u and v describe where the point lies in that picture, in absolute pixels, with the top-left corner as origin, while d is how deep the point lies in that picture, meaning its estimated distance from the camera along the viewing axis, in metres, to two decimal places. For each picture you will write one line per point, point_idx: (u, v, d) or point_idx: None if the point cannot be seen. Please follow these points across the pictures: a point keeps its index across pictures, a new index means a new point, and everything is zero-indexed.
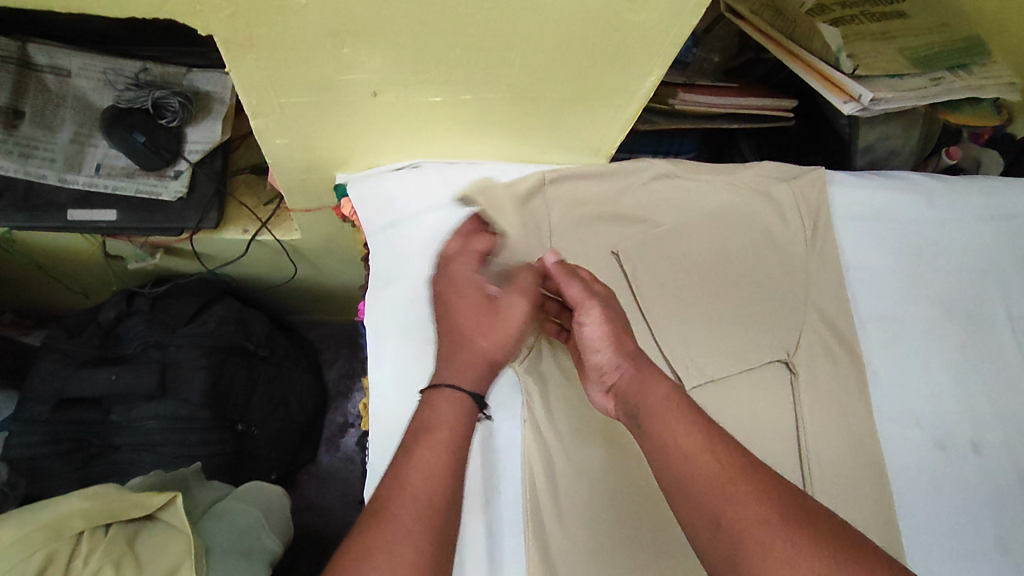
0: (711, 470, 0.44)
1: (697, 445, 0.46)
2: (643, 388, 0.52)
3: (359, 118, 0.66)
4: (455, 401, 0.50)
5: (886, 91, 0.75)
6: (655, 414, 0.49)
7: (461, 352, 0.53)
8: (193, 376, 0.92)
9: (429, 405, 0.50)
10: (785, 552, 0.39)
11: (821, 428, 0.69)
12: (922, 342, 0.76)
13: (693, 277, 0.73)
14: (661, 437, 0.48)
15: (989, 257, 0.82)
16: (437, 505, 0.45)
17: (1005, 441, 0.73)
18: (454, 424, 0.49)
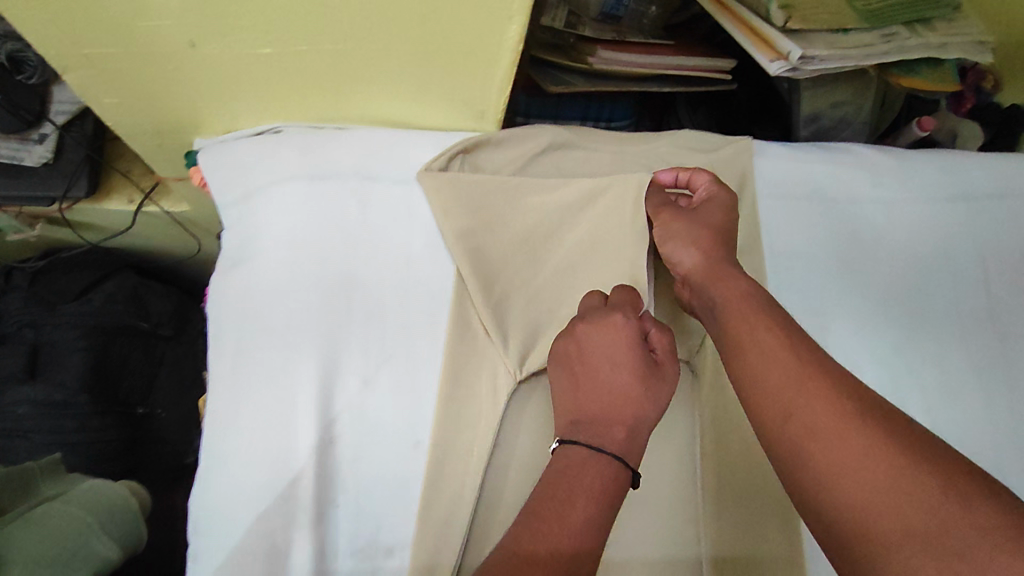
0: (794, 362, 0.44)
1: (769, 334, 0.47)
2: (721, 284, 0.51)
3: (189, 75, 0.57)
4: (599, 468, 0.45)
5: (822, 47, 0.65)
6: (739, 304, 0.49)
7: (581, 418, 0.48)
8: (70, 358, 0.86)
9: (565, 475, 0.45)
10: (843, 441, 0.40)
11: (743, 437, 0.61)
12: (854, 341, 0.67)
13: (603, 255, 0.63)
14: (741, 327, 0.48)
15: (940, 243, 0.72)
16: (597, 520, 0.43)
17: None
18: (600, 498, 0.44)
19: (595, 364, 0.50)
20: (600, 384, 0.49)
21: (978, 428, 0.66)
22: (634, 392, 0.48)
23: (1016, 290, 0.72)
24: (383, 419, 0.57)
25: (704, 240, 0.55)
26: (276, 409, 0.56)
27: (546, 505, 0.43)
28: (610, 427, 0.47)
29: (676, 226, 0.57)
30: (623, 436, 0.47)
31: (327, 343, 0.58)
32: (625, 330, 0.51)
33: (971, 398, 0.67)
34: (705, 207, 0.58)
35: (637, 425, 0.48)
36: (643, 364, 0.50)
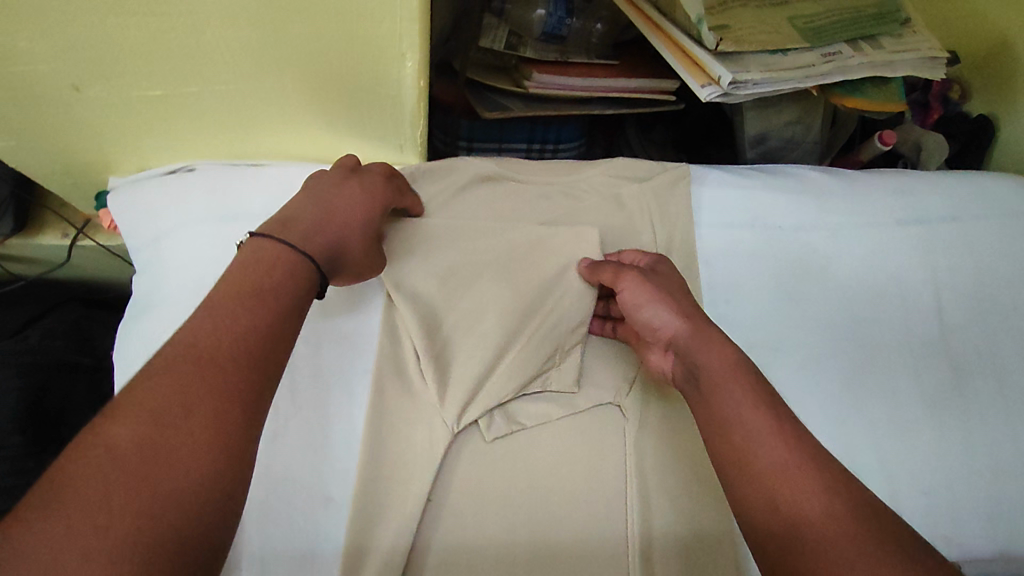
0: (788, 454, 0.42)
1: (761, 418, 0.44)
2: (707, 356, 0.49)
3: (83, 118, 0.54)
4: (280, 243, 0.46)
5: (756, 70, 0.62)
6: (727, 379, 0.47)
7: (290, 220, 0.48)
8: (4, 396, 0.82)
9: (267, 258, 0.44)
10: (845, 554, 0.37)
11: (679, 470, 0.57)
12: (798, 375, 0.64)
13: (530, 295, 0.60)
14: (730, 406, 0.45)
15: (890, 269, 0.69)
16: (167, 456, 0.34)
17: (888, 492, 0.62)
18: (266, 289, 0.43)
19: (332, 201, 0.51)
20: (320, 215, 0.49)
21: (928, 467, 0.63)
22: (342, 225, 0.50)
23: (972, 318, 0.69)
24: (290, 475, 0.53)
25: (680, 307, 0.53)
26: None
27: (259, 254, 0.45)
28: (307, 230, 0.48)
29: (647, 292, 0.54)
30: (323, 237, 0.48)
31: None
32: (360, 191, 0.53)
33: (922, 434, 0.64)
34: (664, 271, 0.57)
35: (342, 243, 0.50)
36: (359, 216, 0.52)
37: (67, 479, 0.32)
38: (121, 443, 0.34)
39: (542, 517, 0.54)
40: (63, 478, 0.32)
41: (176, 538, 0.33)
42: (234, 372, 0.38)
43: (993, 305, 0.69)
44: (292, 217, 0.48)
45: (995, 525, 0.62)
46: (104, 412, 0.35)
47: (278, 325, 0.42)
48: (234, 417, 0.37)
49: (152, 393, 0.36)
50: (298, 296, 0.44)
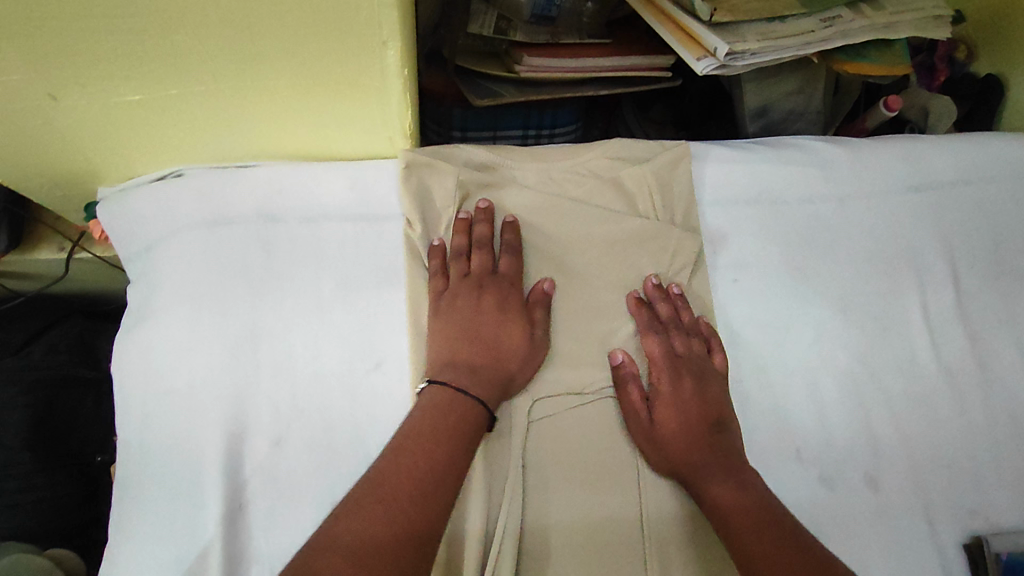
0: (750, 524, 0.49)
1: (733, 505, 0.50)
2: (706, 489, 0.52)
3: (63, 129, 0.54)
4: (447, 413, 0.50)
5: (753, 40, 0.60)
6: (719, 497, 0.51)
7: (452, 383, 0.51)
8: (8, 415, 0.82)
9: (449, 404, 0.50)
10: None
11: None
12: (809, 354, 0.62)
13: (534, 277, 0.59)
14: (721, 514, 0.51)
15: (902, 238, 0.67)
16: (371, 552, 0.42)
17: (911, 470, 0.60)
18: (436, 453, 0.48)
19: (475, 312, 0.55)
20: (477, 339, 0.54)
21: (949, 440, 0.61)
22: (496, 359, 0.54)
23: (989, 285, 0.66)
24: (295, 480, 0.53)
25: (665, 450, 0.55)
26: (181, 477, 0.53)
27: (447, 403, 0.51)
28: (469, 369, 0.53)
29: (647, 432, 0.55)
30: (478, 362, 0.53)
31: (238, 403, 0.54)
32: (492, 299, 0.56)
33: (941, 407, 0.62)
34: (659, 409, 0.56)
35: (500, 373, 0.54)
36: (506, 327, 0.55)
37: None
38: (337, 547, 0.42)
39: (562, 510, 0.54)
40: None
41: None
42: (456, 465, 0.48)
43: (1009, 270, 0.67)
44: (454, 342, 0.54)
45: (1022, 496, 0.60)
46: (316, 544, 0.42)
47: (442, 399, 0.51)
48: (414, 496, 0.45)
49: (347, 524, 0.43)
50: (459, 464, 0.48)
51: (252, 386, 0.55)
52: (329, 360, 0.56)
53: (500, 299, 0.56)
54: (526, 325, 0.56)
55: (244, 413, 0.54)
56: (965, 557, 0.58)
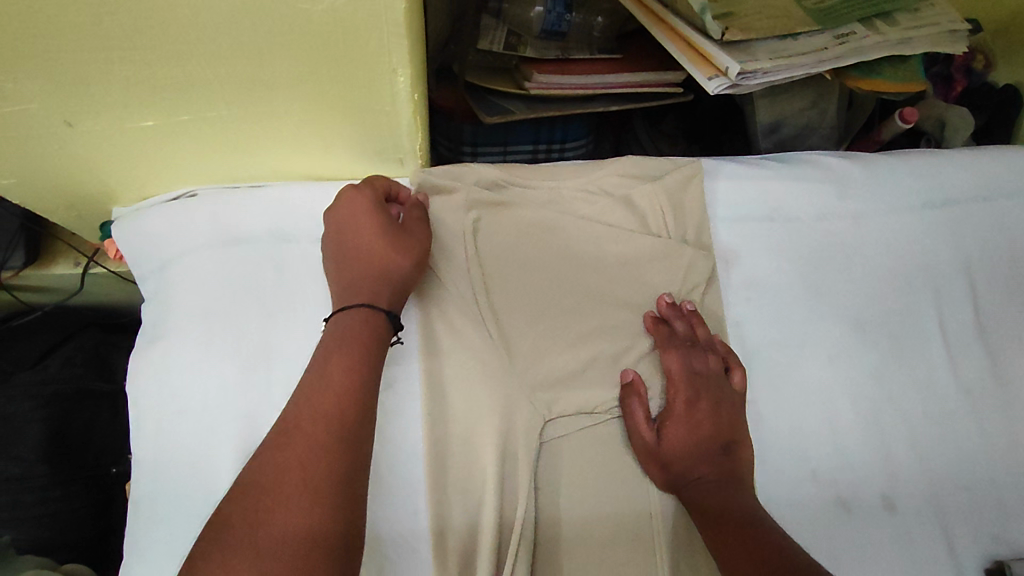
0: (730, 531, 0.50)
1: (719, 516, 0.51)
2: (702, 509, 0.52)
3: (78, 153, 0.54)
4: (337, 341, 0.48)
5: (766, 58, 0.59)
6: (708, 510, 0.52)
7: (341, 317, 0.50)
8: (25, 429, 0.83)
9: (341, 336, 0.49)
10: None
11: None
12: (824, 373, 0.61)
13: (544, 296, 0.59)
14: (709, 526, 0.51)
15: (919, 255, 0.65)
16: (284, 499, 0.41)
17: (929, 491, 0.59)
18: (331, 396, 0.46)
19: (350, 233, 0.54)
20: (354, 257, 0.53)
21: (968, 461, 0.60)
22: (373, 257, 0.53)
23: (1009, 303, 0.65)
24: None
25: (669, 467, 0.54)
26: (194, 496, 0.53)
27: (338, 330, 0.49)
28: (353, 286, 0.52)
29: (654, 449, 0.55)
30: (368, 280, 0.52)
31: (250, 423, 0.54)
32: (369, 216, 0.54)
33: (959, 427, 0.61)
34: (669, 427, 0.55)
35: (383, 273, 0.52)
36: (372, 231, 0.53)
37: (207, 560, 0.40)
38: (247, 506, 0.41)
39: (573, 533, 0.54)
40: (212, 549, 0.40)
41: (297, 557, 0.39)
42: (344, 395, 0.46)
43: None
44: (341, 267, 0.53)
45: None
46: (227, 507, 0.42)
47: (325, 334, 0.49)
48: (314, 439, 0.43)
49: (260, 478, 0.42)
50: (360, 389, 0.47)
51: (264, 405, 0.55)
52: None
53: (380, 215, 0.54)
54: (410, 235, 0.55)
55: (255, 433, 0.54)
56: None
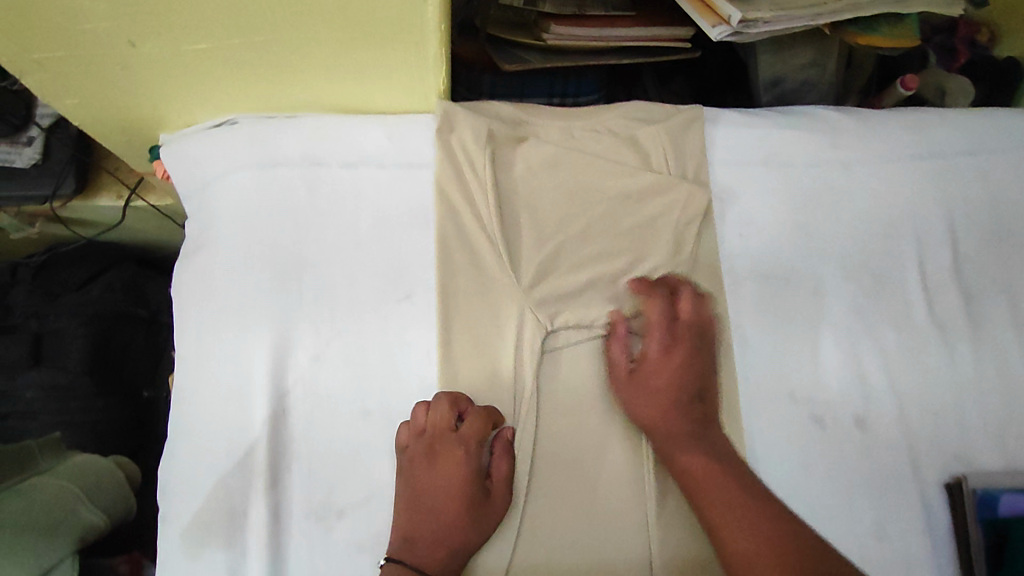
0: (702, 463, 0.58)
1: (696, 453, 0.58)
2: (686, 461, 0.58)
3: (135, 74, 0.60)
4: (411, 573, 0.54)
5: (767, 9, 0.64)
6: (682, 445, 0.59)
7: (412, 534, 0.56)
8: (71, 344, 0.90)
9: (424, 490, 0.58)
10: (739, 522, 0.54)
11: None
12: (806, 306, 0.67)
13: (551, 225, 0.65)
14: (678, 456, 0.59)
15: (903, 202, 0.70)
16: None
17: (898, 413, 0.65)
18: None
19: (433, 491, 0.58)
20: (431, 522, 0.57)
21: (936, 391, 0.66)
22: (451, 517, 0.57)
23: (986, 250, 0.70)
24: (334, 391, 0.60)
25: (652, 413, 0.60)
26: (233, 384, 0.60)
27: (408, 548, 0.56)
28: (423, 547, 0.56)
29: (637, 396, 0.61)
30: (437, 550, 0.56)
31: (283, 324, 0.61)
32: (449, 480, 0.59)
33: (930, 360, 0.67)
34: (647, 370, 0.61)
35: (457, 536, 0.57)
36: (460, 498, 0.58)
37: None
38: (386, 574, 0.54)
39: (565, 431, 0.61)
40: None
41: None
42: (445, 497, 0.58)
43: (1008, 237, 0.70)
44: (411, 477, 0.58)
45: (1003, 442, 0.64)
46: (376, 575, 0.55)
47: (428, 480, 0.58)
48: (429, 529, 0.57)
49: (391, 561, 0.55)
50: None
51: (296, 309, 0.61)
52: (365, 290, 0.62)
53: (457, 490, 0.58)
54: (480, 498, 0.58)
55: (288, 333, 0.61)
56: (944, 494, 0.63)
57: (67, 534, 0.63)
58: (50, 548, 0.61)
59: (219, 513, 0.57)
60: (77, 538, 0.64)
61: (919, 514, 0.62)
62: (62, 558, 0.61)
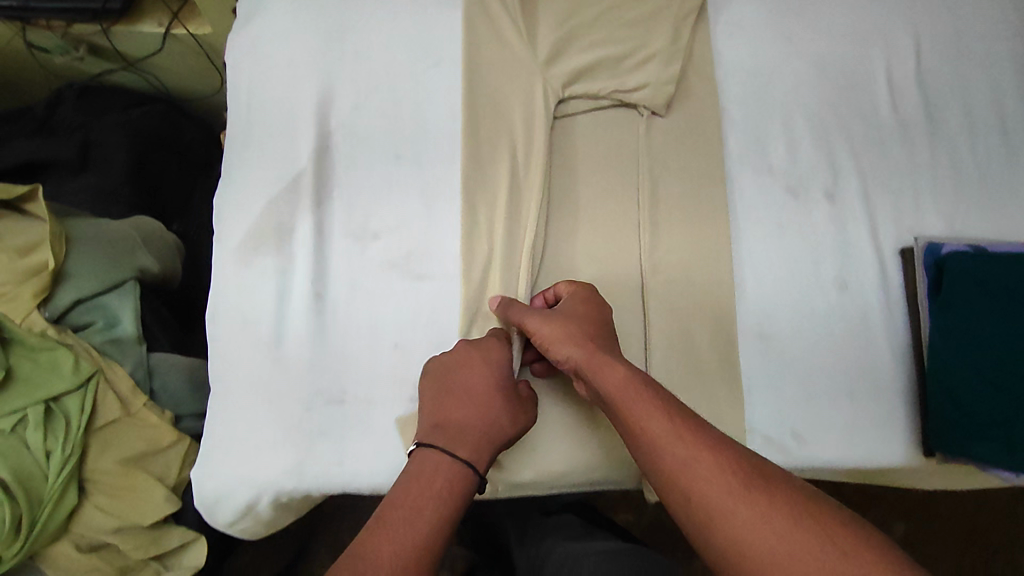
0: (670, 428, 0.50)
1: (664, 420, 0.50)
2: (605, 376, 0.55)
3: None
4: (444, 453, 0.56)
5: None
6: (613, 376, 0.54)
7: (444, 420, 0.58)
8: (116, 154, 0.99)
9: (460, 388, 0.59)
10: (740, 513, 0.45)
11: (679, 163, 0.71)
12: (787, 99, 0.75)
13: (563, 12, 0.73)
14: (635, 413, 0.52)
15: (875, 18, 0.79)
16: (439, 505, 0.53)
17: (864, 191, 0.73)
18: (429, 499, 0.53)
19: (466, 382, 0.59)
20: (466, 407, 0.58)
21: (898, 176, 0.73)
22: (485, 414, 0.58)
23: (947, 63, 0.78)
24: (368, 137, 0.68)
25: (586, 338, 0.58)
26: (281, 128, 0.68)
27: (440, 432, 0.57)
28: (456, 435, 0.57)
29: (548, 330, 0.59)
30: (471, 435, 0.57)
31: (325, 79, 0.69)
32: (483, 371, 0.60)
33: (894, 150, 0.74)
34: (544, 321, 0.59)
35: (489, 429, 0.58)
36: (496, 399, 0.59)
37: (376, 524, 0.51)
38: (414, 474, 0.55)
39: (568, 187, 0.70)
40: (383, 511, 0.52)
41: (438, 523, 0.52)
42: (483, 393, 0.59)
43: (968, 52, 0.79)
44: (443, 372, 0.60)
45: (953, 221, 0.72)
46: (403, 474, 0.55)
47: (468, 374, 0.60)
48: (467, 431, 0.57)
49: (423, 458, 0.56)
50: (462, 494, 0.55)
51: (337, 68, 0.69)
52: (397, 56, 0.70)
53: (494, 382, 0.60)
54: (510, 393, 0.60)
55: (331, 86, 0.69)
56: (899, 258, 0.72)
57: (130, 265, 0.71)
58: (117, 271, 0.70)
59: (269, 228, 0.65)
60: (138, 272, 0.72)
61: (878, 273, 0.71)
62: (124, 281, 0.70)
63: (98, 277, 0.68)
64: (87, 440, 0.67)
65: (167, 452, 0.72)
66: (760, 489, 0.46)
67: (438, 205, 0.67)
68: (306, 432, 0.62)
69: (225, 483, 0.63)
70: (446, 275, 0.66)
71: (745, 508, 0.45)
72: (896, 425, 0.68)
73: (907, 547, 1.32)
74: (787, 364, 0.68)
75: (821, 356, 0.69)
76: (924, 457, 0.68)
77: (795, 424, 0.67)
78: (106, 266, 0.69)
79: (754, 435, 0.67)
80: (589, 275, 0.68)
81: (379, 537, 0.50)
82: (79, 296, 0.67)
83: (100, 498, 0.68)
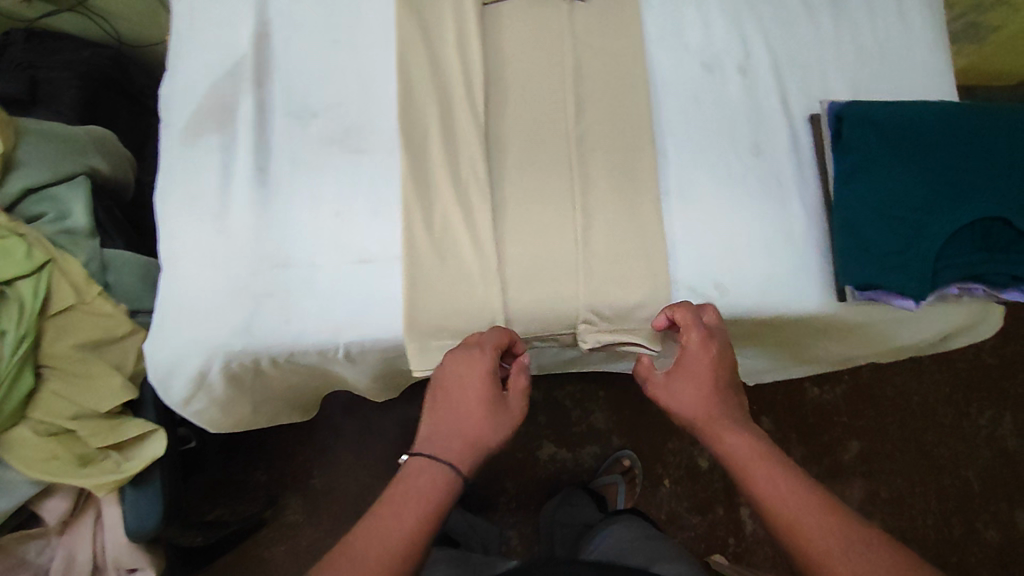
0: (778, 486, 0.59)
1: (766, 479, 0.60)
2: (730, 443, 0.63)
3: None
4: (429, 457, 0.59)
5: None
6: (736, 438, 0.63)
7: (432, 432, 0.61)
8: (66, 91, 1.00)
9: (450, 392, 0.62)
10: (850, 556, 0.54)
11: (599, 45, 0.76)
12: None
13: None
14: (747, 472, 0.61)
15: None
16: (428, 512, 0.56)
17: (773, 65, 0.79)
18: (435, 497, 0.57)
19: (460, 387, 0.62)
20: (456, 419, 0.61)
21: (804, 51, 0.81)
22: (472, 417, 0.61)
23: None
24: (308, 28, 0.73)
25: (706, 404, 0.65)
26: (224, 24, 0.73)
27: (432, 440, 0.61)
28: (444, 441, 0.60)
29: (670, 389, 0.67)
30: (453, 440, 0.60)
31: None
32: (469, 379, 0.61)
33: (799, 29, 0.81)
34: (678, 382, 0.66)
35: (477, 436, 0.61)
36: (481, 406, 0.61)
37: (361, 533, 0.55)
38: (415, 480, 0.58)
39: (498, 69, 0.75)
40: (374, 515, 0.56)
41: (422, 530, 0.55)
42: (467, 396, 0.61)
43: None
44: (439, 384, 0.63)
45: (855, 90, 0.80)
46: (397, 480, 0.58)
47: (463, 376, 0.61)
48: (453, 434, 0.61)
49: (424, 463, 0.59)
50: (450, 488, 0.58)
51: None
52: None
53: (482, 386, 0.61)
54: (497, 393, 0.62)
55: None
56: (808, 123, 0.79)
57: (79, 163, 0.77)
58: (66, 166, 0.76)
59: (215, 112, 0.70)
60: (88, 169, 0.78)
61: (789, 135, 0.77)
62: (73, 175, 0.76)
63: (50, 166, 0.74)
64: (42, 323, 0.69)
65: (122, 342, 0.73)
66: (859, 539, 0.55)
67: (376, 86, 0.72)
68: (252, 292, 0.65)
69: (179, 350, 0.65)
70: (384, 147, 0.70)
71: (850, 553, 0.54)
72: (808, 271, 0.74)
73: (863, 463, 1.38)
74: (709, 222, 0.73)
75: (743, 210, 0.74)
76: (838, 300, 0.73)
77: (716, 274, 0.72)
78: (57, 159, 0.75)
79: (680, 285, 0.71)
80: (521, 147, 0.73)
81: (367, 533, 0.54)
82: (31, 180, 0.73)
83: (57, 382, 0.69)
